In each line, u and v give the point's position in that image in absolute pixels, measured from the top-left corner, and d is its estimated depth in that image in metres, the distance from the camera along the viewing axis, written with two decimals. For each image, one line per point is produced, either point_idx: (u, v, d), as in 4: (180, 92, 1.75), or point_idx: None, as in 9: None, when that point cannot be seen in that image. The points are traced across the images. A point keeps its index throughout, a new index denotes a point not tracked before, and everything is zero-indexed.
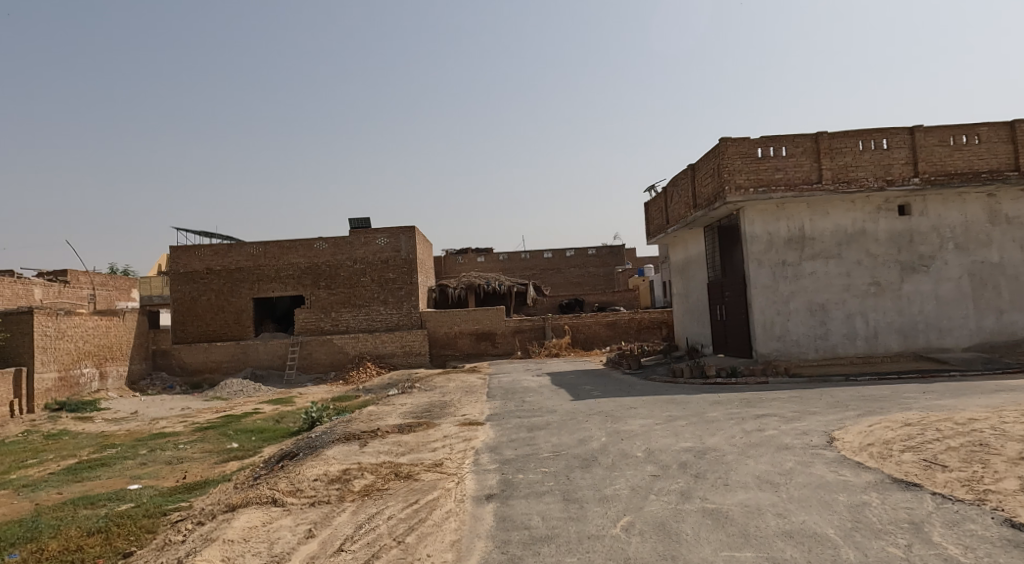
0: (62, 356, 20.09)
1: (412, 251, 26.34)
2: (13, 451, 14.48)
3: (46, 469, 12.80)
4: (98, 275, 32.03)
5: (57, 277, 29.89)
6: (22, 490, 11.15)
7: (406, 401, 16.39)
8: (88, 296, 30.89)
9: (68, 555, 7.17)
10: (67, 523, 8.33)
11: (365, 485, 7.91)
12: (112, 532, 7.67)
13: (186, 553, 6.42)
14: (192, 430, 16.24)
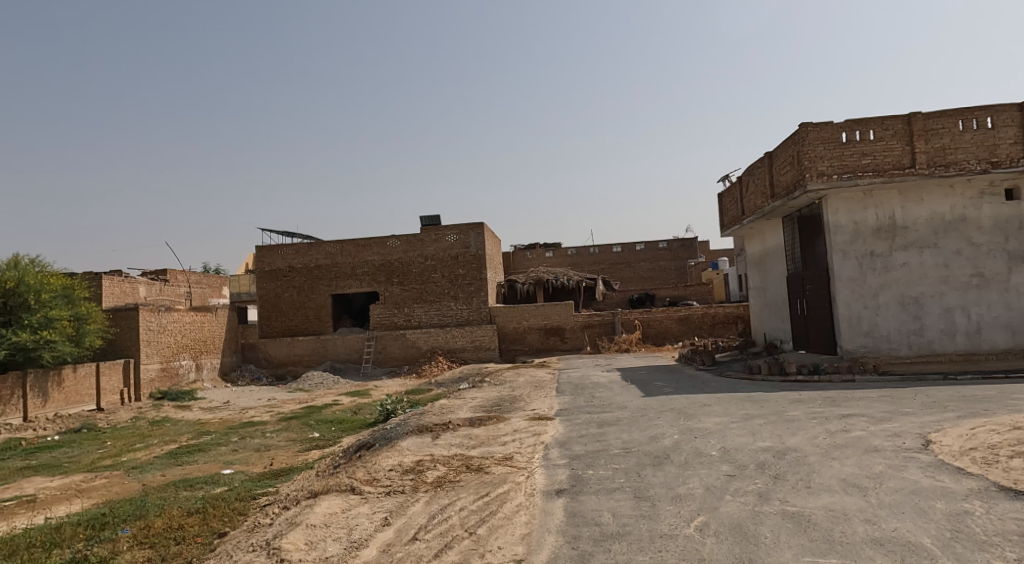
0: (163, 349, 21.49)
1: (481, 247, 26.53)
2: (124, 436, 15.62)
3: (151, 452, 13.77)
4: (194, 273, 34.09)
5: (158, 276, 32.01)
6: (132, 471, 12.09)
7: (477, 395, 16.60)
8: (185, 293, 32.93)
9: (171, 532, 7.69)
10: (170, 502, 8.93)
11: (438, 476, 8.05)
12: (208, 513, 8.15)
13: (273, 535, 6.70)
14: (278, 420, 17.03)
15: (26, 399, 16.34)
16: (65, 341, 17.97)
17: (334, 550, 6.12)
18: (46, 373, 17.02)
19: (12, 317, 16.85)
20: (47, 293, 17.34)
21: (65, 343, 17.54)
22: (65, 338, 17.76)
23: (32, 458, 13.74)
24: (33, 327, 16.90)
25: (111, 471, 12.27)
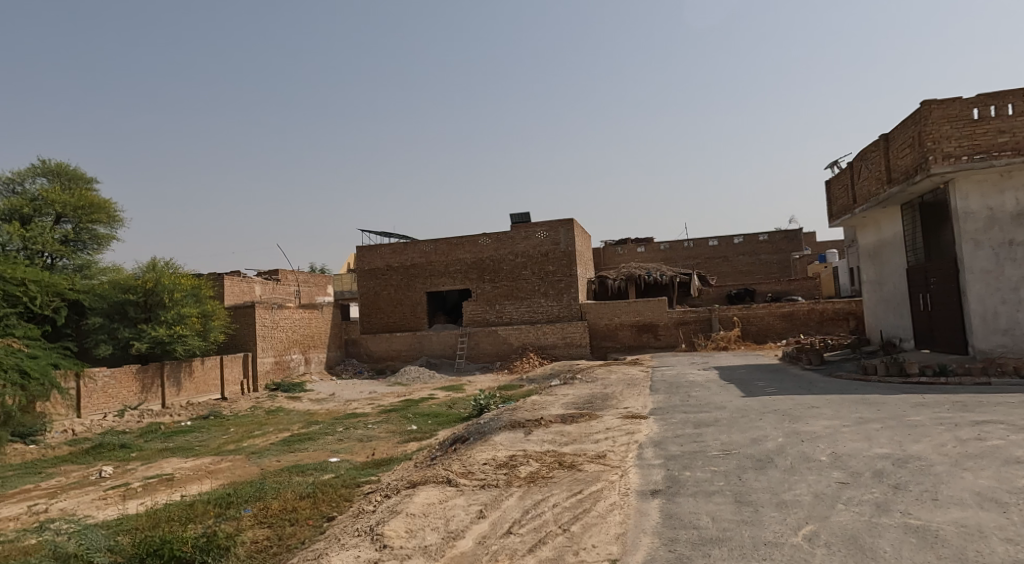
0: (276, 344, 23.63)
1: (571, 243, 26.36)
2: (246, 423, 17.47)
3: (268, 438, 14.90)
4: (302, 273, 36.09)
5: (271, 275, 34.15)
6: (252, 456, 13.19)
7: (569, 391, 16.56)
8: (294, 292, 34.96)
9: (286, 514, 8.23)
10: (285, 485, 9.53)
11: (531, 471, 8.07)
12: (318, 497, 8.63)
13: (376, 522, 6.95)
14: (378, 412, 17.72)
15: (163, 387, 19.66)
16: (194, 336, 21.02)
17: (433, 539, 6.26)
18: (177, 364, 20.12)
19: (153, 314, 20.43)
20: (178, 292, 20.56)
21: (194, 338, 20.55)
22: (194, 333, 20.84)
23: (165, 447, 15.43)
24: (167, 322, 20.17)
25: (235, 455, 13.72)
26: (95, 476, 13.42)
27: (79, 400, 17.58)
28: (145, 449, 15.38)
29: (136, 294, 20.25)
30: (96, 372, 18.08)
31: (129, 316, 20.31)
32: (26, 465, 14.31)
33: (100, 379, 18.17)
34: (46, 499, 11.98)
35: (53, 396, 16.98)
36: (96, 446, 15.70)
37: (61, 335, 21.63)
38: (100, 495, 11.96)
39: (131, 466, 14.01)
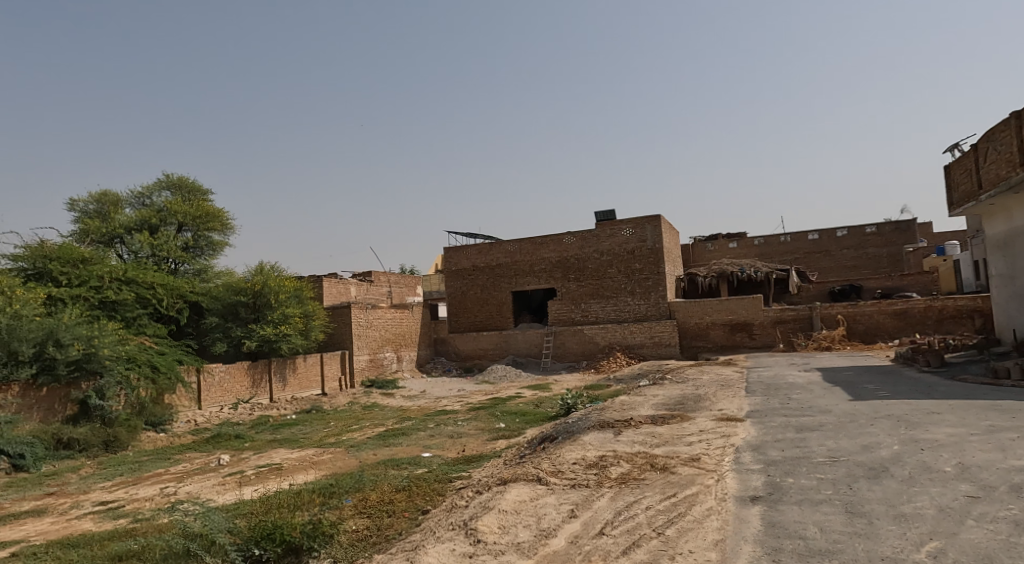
0: (371, 343, 24.61)
1: (659, 240, 25.76)
2: (344, 417, 18.32)
3: (366, 432, 15.58)
4: (394, 274, 37.34)
5: (365, 277, 35.59)
6: (351, 449, 13.82)
7: (659, 392, 16.22)
8: (386, 292, 36.23)
9: (383, 505, 8.58)
10: (382, 478, 9.91)
11: (622, 472, 7.97)
12: (413, 491, 8.91)
13: (469, 517, 7.07)
14: (468, 409, 18.06)
15: (271, 382, 21.03)
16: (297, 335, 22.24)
17: (525, 536, 6.31)
18: (283, 361, 21.37)
19: (261, 314, 21.74)
20: (284, 293, 21.79)
21: (297, 337, 21.79)
22: (297, 332, 22.05)
23: (273, 438, 16.49)
24: (274, 322, 21.45)
25: (336, 447, 14.42)
26: (215, 464, 14.47)
27: (200, 394, 19.15)
28: (255, 440, 16.45)
29: (246, 296, 21.61)
30: (214, 368, 19.66)
31: (240, 316, 21.77)
32: (159, 451, 15.79)
33: (217, 373, 19.67)
34: (173, 483, 13.09)
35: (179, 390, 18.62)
36: (213, 437, 16.95)
37: (184, 334, 23.49)
38: (219, 480, 12.94)
39: (244, 455, 15.04)
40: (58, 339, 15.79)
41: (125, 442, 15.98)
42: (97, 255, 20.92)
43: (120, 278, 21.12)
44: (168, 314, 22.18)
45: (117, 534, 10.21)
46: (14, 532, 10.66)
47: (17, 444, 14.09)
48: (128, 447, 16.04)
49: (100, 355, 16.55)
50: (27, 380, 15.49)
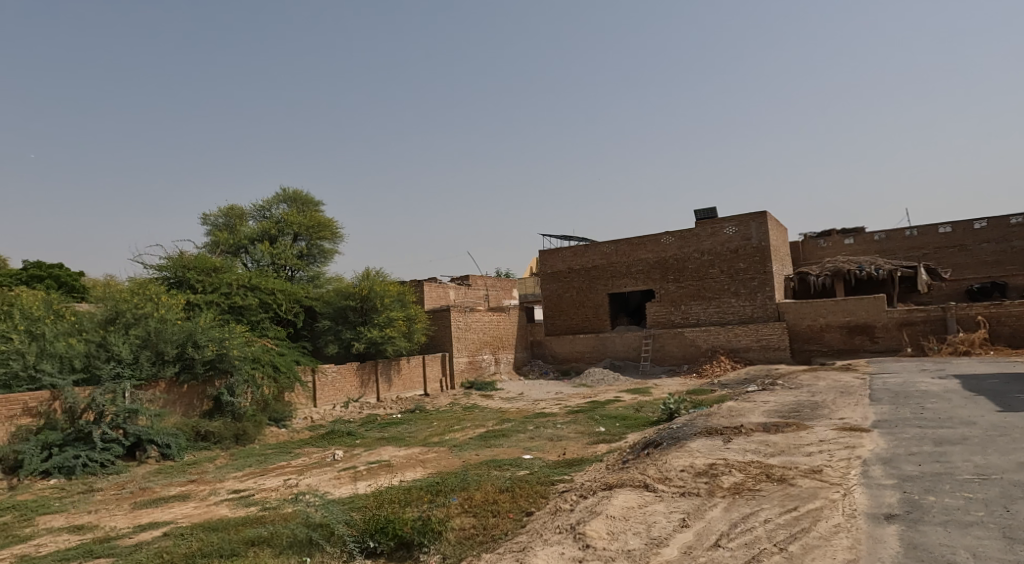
0: (470, 345, 25.24)
1: (764, 237, 24.58)
2: (445, 417, 18.86)
3: (469, 432, 15.99)
4: (490, 278, 38.07)
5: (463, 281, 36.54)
6: (454, 449, 14.18)
7: (770, 398, 15.49)
8: (484, 296, 36.93)
9: (488, 505, 8.75)
10: (486, 478, 10.11)
11: (735, 482, 7.67)
12: (517, 492, 9.01)
13: (575, 521, 7.03)
14: (567, 412, 18.06)
15: (378, 383, 21.97)
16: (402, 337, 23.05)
17: (634, 545, 6.22)
18: (388, 363, 22.26)
19: (368, 317, 22.77)
20: (388, 298, 22.75)
21: (402, 339, 22.61)
22: (401, 335, 22.86)
23: (381, 436, 17.21)
24: (380, 325, 22.40)
25: (441, 446, 14.84)
26: (330, 459, 15.25)
27: (316, 393, 20.33)
28: (366, 437, 17.31)
29: (354, 300, 22.65)
30: (327, 368, 20.83)
31: (349, 319, 22.92)
32: (282, 445, 16.90)
33: (330, 373, 20.80)
34: (295, 475, 13.95)
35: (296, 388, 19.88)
36: (327, 433, 17.92)
37: (300, 336, 24.93)
38: (335, 474, 13.65)
39: (355, 451, 15.79)
40: (196, 340, 17.45)
41: (252, 436, 17.22)
42: (227, 263, 22.92)
43: (246, 285, 22.86)
44: (287, 317, 23.68)
45: (248, 520, 11.00)
46: (163, 514, 11.73)
47: (165, 434, 15.57)
48: (255, 441, 17.27)
49: (230, 357, 17.94)
50: (171, 378, 17.11)
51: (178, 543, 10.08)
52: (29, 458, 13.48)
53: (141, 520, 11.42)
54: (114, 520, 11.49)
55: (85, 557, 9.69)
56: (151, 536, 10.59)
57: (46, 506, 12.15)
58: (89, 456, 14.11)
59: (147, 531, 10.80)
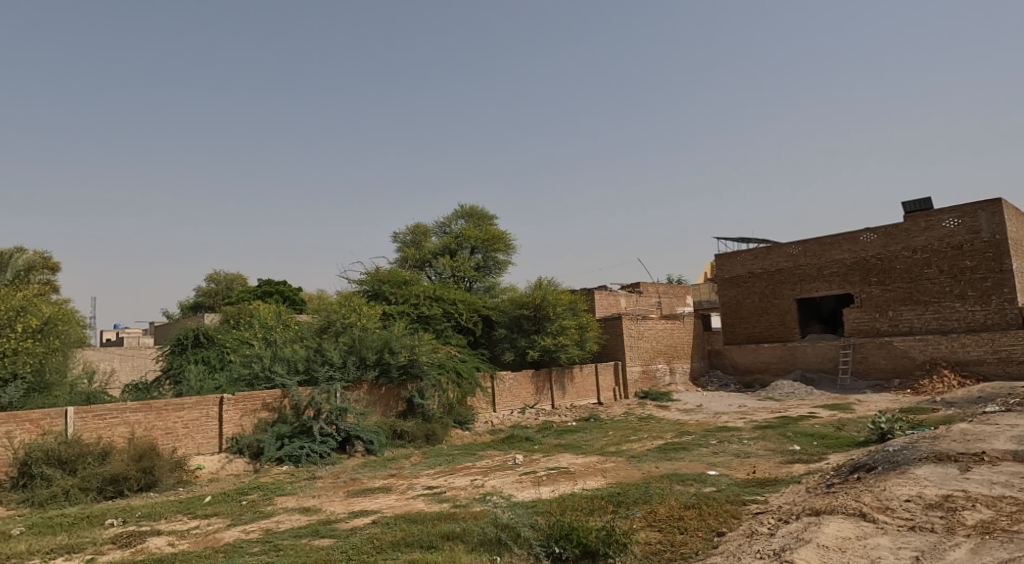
0: (643, 353, 25.89)
1: (999, 229, 20.99)
2: (620, 426, 20.76)
3: (656, 439, 18.37)
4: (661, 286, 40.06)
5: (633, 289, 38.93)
6: (631, 461, 15.43)
7: (1019, 420, 13.03)
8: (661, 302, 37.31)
9: (670, 522, 8.35)
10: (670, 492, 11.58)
11: (981, 520, 6.84)
12: (704, 510, 8.66)
13: (779, 547, 6.67)
14: (754, 429, 18.60)
15: (552, 391, 23.84)
16: (574, 345, 24.70)
17: None
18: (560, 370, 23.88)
19: (542, 325, 24.52)
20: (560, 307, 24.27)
21: (574, 347, 24.21)
22: (574, 342, 24.43)
23: (558, 447, 17.88)
24: (553, 332, 24.05)
25: (616, 457, 16.18)
26: (511, 462, 16.10)
27: (494, 398, 22.38)
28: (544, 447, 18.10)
29: (528, 309, 24.57)
30: (504, 375, 22.68)
31: (525, 328, 24.71)
32: (466, 444, 19.74)
33: (508, 381, 22.91)
34: (476, 463, 16.57)
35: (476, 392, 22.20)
36: (509, 441, 18.87)
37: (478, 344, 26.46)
38: (495, 463, 16.19)
39: (538, 459, 16.64)
40: (391, 347, 19.83)
41: (440, 437, 19.46)
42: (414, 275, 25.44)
43: (430, 296, 25.33)
44: (466, 326, 25.27)
45: (443, 516, 11.83)
46: (370, 504, 13.06)
47: (368, 431, 18.26)
48: (443, 442, 19.44)
49: (420, 362, 20.32)
50: (371, 380, 19.61)
51: (385, 530, 11.13)
52: (268, 446, 16.95)
53: (352, 508, 12.94)
54: (332, 505, 13.28)
55: (311, 535, 11.17)
56: (364, 521, 11.91)
57: (279, 488, 14.84)
58: (311, 447, 17.23)
59: (359, 519, 12.13)
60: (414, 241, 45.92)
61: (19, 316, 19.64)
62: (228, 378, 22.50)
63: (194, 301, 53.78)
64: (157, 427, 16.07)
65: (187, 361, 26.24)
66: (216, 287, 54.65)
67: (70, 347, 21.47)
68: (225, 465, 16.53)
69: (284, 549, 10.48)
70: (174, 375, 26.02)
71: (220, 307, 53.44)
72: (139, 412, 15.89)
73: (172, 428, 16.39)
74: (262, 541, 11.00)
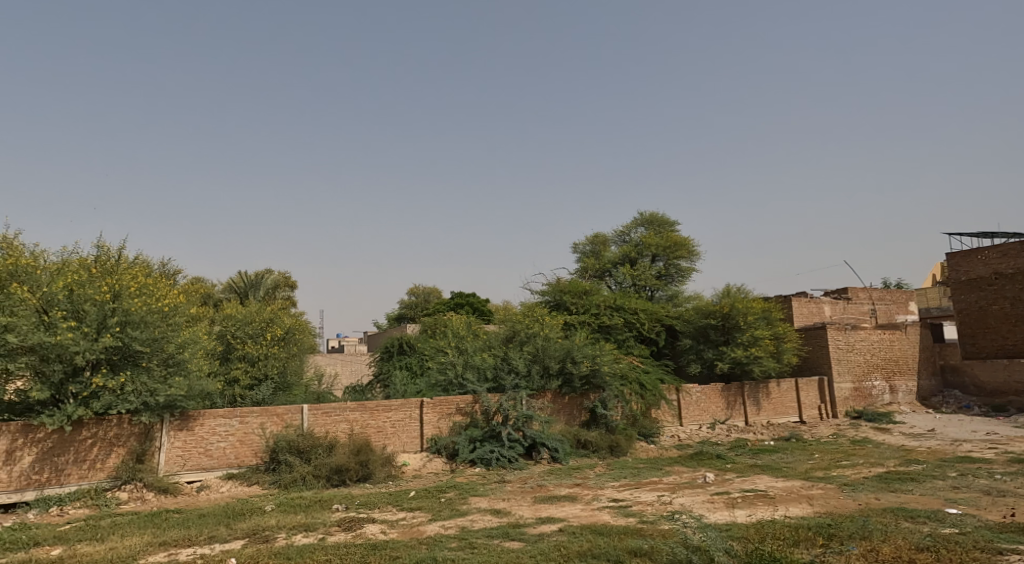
0: None
1: None
2: (831, 451, 21.19)
3: (860, 473, 17.27)
4: (877, 291, 34.74)
5: (842, 295, 34.53)
6: (845, 488, 15.44)
7: None
8: (870, 311, 34.37)
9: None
10: (893, 530, 11.40)
11: None
12: (939, 555, 9.55)
13: None
14: (1003, 460, 17.53)
15: (744, 407, 25.91)
16: (769, 356, 26.44)
17: None
18: (754, 384, 26.15)
19: (731, 335, 26.85)
20: (750, 315, 26.42)
21: (768, 360, 26.09)
22: (768, 353, 26.22)
23: (746, 488, 15.93)
24: (745, 344, 26.22)
25: (826, 483, 16.15)
26: (702, 480, 17.12)
27: (681, 410, 24.65)
28: (735, 488, 16.11)
29: (715, 318, 27.05)
30: (691, 389, 24.95)
31: (711, 338, 27.33)
32: (653, 462, 19.83)
33: (694, 394, 25.00)
34: (669, 493, 15.71)
35: (663, 405, 24.25)
36: (698, 482, 16.95)
37: (662, 354, 29.37)
38: (708, 498, 15.08)
39: (737, 497, 14.97)
40: (573, 357, 21.68)
41: (624, 449, 20.87)
42: (596, 287, 29.14)
43: (612, 305, 28.53)
44: (649, 335, 28.32)
45: (629, 530, 12.24)
46: (557, 511, 14.16)
47: (553, 440, 19.85)
48: (626, 453, 20.85)
49: (602, 372, 21.97)
50: (556, 389, 21.65)
51: (571, 539, 11.81)
52: (462, 448, 19.04)
53: (542, 514, 13.95)
54: (521, 510, 14.41)
55: (502, 537, 12.20)
56: (550, 529, 12.71)
57: (474, 489, 16.34)
58: (500, 452, 19.00)
59: (548, 525, 13.02)
60: (593, 251, 44.68)
61: (268, 326, 23.07)
62: (426, 384, 22.46)
63: (398, 313, 57.16)
64: (371, 426, 18.75)
65: (394, 366, 27.48)
66: (417, 300, 57.99)
67: (305, 351, 24.66)
68: (426, 462, 18.78)
69: (478, 546, 11.58)
70: (382, 379, 27.31)
71: (419, 319, 56.14)
72: (356, 411, 18.63)
73: (383, 427, 18.94)
74: (460, 538, 12.17)
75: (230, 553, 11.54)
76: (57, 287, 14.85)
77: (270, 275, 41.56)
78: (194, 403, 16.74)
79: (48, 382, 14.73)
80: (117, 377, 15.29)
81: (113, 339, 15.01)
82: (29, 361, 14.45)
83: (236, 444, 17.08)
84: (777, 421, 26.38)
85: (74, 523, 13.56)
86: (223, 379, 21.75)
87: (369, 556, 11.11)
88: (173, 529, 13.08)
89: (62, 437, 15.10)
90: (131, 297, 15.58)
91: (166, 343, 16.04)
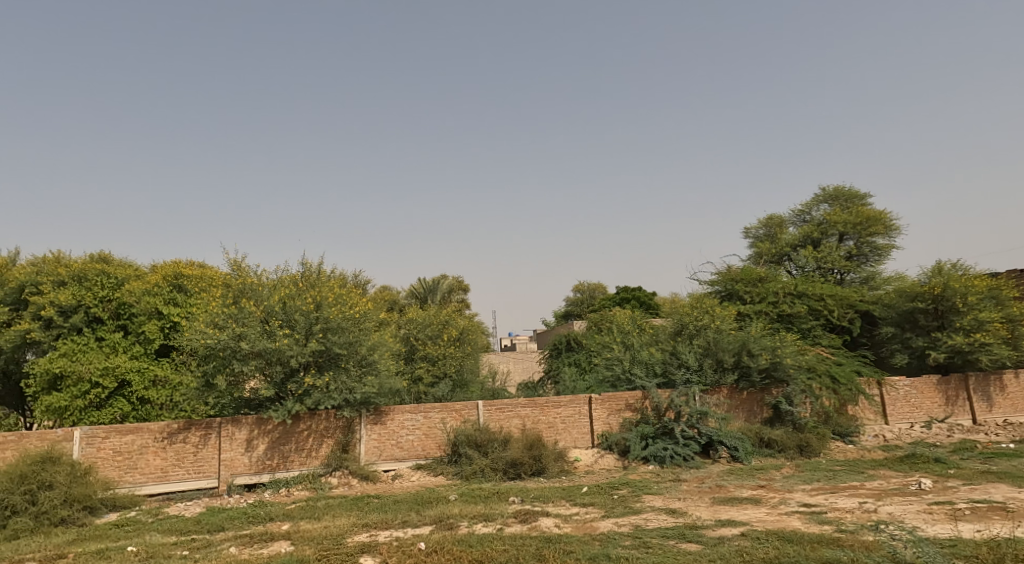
0: None
1: None
2: None
3: None
4: None
5: None
6: None
7: None
8: None
9: None
10: None
11: None
12: None
13: None
14: None
15: (971, 402, 20.39)
16: (1000, 342, 20.66)
17: None
18: (984, 377, 20.53)
19: (947, 320, 21.22)
20: (972, 294, 20.68)
21: (999, 345, 20.38)
22: (999, 340, 20.57)
23: (975, 499, 11.45)
24: (965, 329, 20.62)
25: None
26: (915, 487, 12.79)
27: (885, 408, 19.80)
28: (963, 497, 11.69)
29: (924, 301, 21.46)
30: (896, 382, 19.92)
31: (920, 323, 21.79)
32: (854, 464, 15.54)
33: (901, 389, 19.93)
34: (874, 500, 11.74)
35: (862, 401, 19.56)
36: (911, 489, 12.67)
37: (859, 344, 24.13)
38: (925, 508, 10.95)
39: (962, 508, 10.65)
40: (749, 349, 17.96)
41: (817, 449, 16.57)
42: (771, 273, 24.60)
43: (793, 293, 23.79)
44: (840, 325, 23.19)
45: (826, 539, 8.76)
46: (739, 514, 10.93)
47: (732, 437, 16.33)
48: (821, 455, 16.57)
49: (784, 365, 17.97)
50: (732, 384, 18.04)
51: (756, 545, 8.65)
52: (634, 444, 16.26)
53: (722, 516, 10.80)
54: (699, 510, 11.36)
55: (680, 538, 9.30)
56: (731, 533, 9.59)
57: (647, 487, 13.52)
58: (675, 450, 15.97)
59: (729, 528, 9.88)
60: (769, 235, 39.41)
61: (445, 327, 22.01)
62: (596, 381, 20.31)
63: (564, 311, 55.12)
64: (542, 422, 16.63)
65: (562, 363, 25.31)
66: (582, 298, 55.65)
67: (479, 350, 23.21)
68: (597, 459, 16.22)
69: (655, 547, 8.83)
70: (553, 377, 25.24)
71: (586, 315, 53.49)
72: (528, 407, 16.61)
73: (554, 423, 16.76)
74: (634, 535, 9.47)
75: (421, 536, 9.86)
76: (274, 299, 14.46)
77: (446, 277, 41.63)
78: (386, 399, 15.65)
79: (273, 381, 14.33)
80: (323, 376, 14.54)
81: (319, 344, 14.32)
82: (256, 365, 13.98)
83: (422, 437, 15.63)
84: (1018, 420, 20.44)
85: (298, 503, 12.76)
86: (408, 377, 20.88)
87: (542, 549, 8.81)
88: (373, 512, 11.78)
89: (286, 427, 14.59)
90: (331, 306, 14.79)
91: (358, 346, 14.91)
